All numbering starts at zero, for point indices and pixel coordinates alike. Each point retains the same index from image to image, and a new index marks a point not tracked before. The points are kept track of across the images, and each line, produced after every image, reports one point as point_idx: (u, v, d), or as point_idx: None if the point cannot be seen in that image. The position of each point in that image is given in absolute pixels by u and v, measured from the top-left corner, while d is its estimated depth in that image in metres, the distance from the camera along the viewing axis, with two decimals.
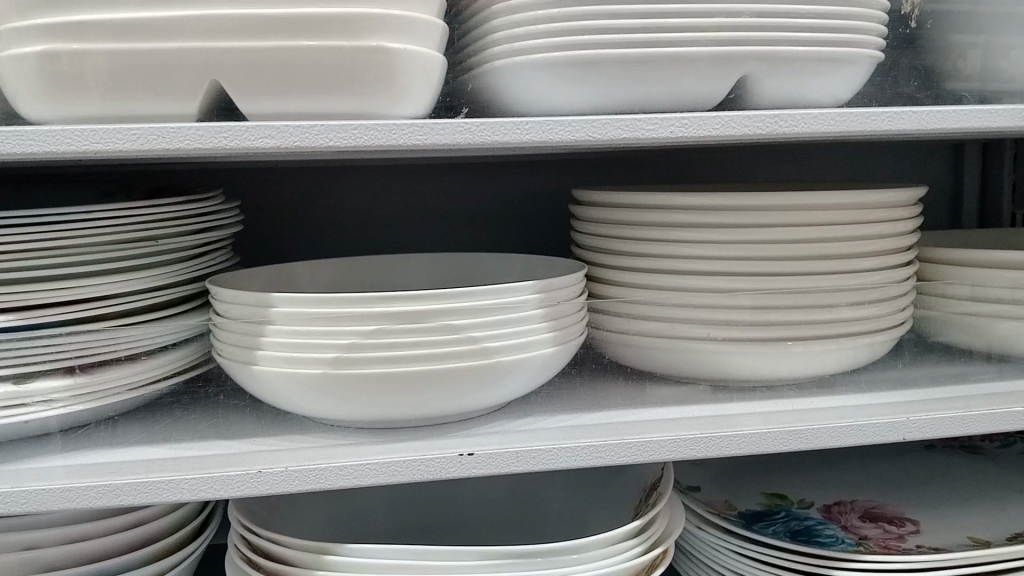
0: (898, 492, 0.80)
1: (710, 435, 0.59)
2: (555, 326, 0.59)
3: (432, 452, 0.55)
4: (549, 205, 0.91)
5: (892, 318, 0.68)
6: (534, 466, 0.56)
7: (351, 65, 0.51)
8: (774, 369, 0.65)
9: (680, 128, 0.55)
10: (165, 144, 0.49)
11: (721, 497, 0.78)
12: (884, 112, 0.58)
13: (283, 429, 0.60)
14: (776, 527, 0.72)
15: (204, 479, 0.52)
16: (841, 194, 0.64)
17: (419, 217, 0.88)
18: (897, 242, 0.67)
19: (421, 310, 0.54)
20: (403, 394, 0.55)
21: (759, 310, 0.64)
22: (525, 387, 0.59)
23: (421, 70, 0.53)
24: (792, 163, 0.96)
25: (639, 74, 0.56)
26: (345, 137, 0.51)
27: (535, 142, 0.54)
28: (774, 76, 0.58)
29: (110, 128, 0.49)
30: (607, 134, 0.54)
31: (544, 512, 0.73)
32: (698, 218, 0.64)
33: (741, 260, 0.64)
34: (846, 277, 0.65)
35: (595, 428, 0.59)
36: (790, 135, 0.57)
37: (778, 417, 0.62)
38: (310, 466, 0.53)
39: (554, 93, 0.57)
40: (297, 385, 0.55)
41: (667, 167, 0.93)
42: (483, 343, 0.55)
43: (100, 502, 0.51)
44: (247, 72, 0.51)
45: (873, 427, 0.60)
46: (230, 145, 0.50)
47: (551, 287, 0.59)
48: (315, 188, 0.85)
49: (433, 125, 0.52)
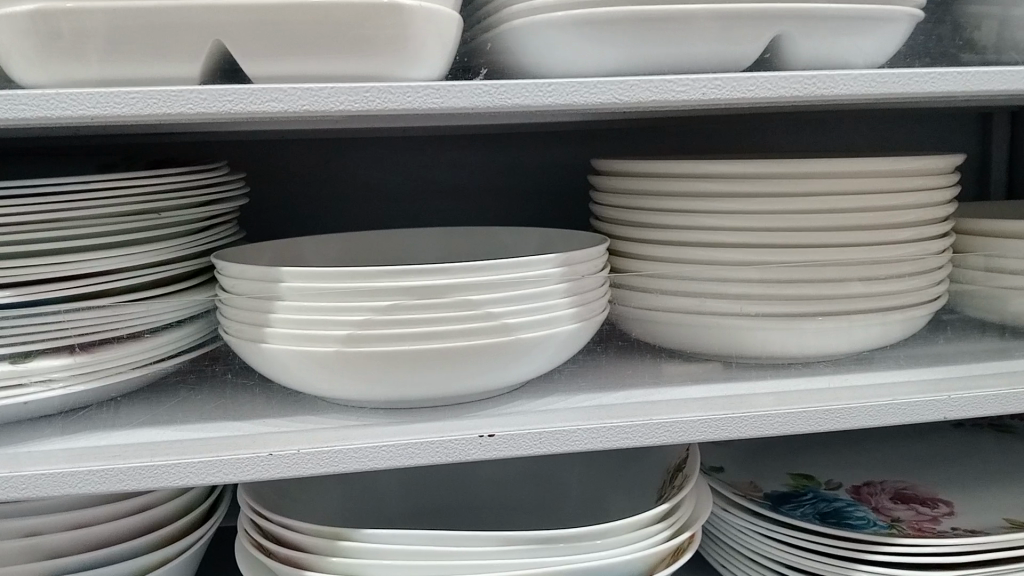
0: (928, 472, 0.77)
1: (742, 415, 0.56)
2: (577, 302, 0.56)
3: (450, 433, 0.52)
4: (565, 177, 0.88)
5: (929, 292, 0.65)
6: (557, 449, 0.53)
7: (361, 23, 0.48)
8: (805, 345, 0.62)
9: (713, 89, 0.52)
10: (165, 109, 0.47)
11: (745, 478, 0.75)
12: (926, 73, 0.55)
13: (294, 410, 0.57)
14: (804, 509, 0.69)
15: (212, 463, 0.50)
16: (876, 161, 0.61)
17: (430, 190, 0.85)
18: (934, 212, 0.64)
19: (438, 285, 0.51)
20: (420, 372, 0.52)
21: (789, 283, 0.61)
22: (546, 364, 0.57)
23: (436, 28, 0.50)
24: (816, 132, 0.93)
25: (666, 34, 0.53)
26: (357, 100, 0.48)
27: (558, 106, 0.51)
28: (811, 35, 0.55)
29: (107, 92, 0.46)
30: (635, 96, 0.51)
31: (563, 495, 0.71)
32: (726, 187, 0.60)
33: (771, 232, 0.61)
34: (881, 248, 0.62)
35: (620, 408, 0.56)
36: (827, 98, 0.54)
37: (812, 395, 0.59)
38: (323, 449, 0.51)
39: (577, 55, 0.54)
40: (306, 364, 0.53)
41: (686, 137, 0.89)
42: (502, 320, 0.52)
43: (103, 487, 0.49)
44: (251, 31, 0.48)
45: (912, 406, 0.58)
46: (236, 109, 0.47)
47: (572, 260, 0.56)
48: (323, 160, 0.82)
49: (450, 87, 0.49)
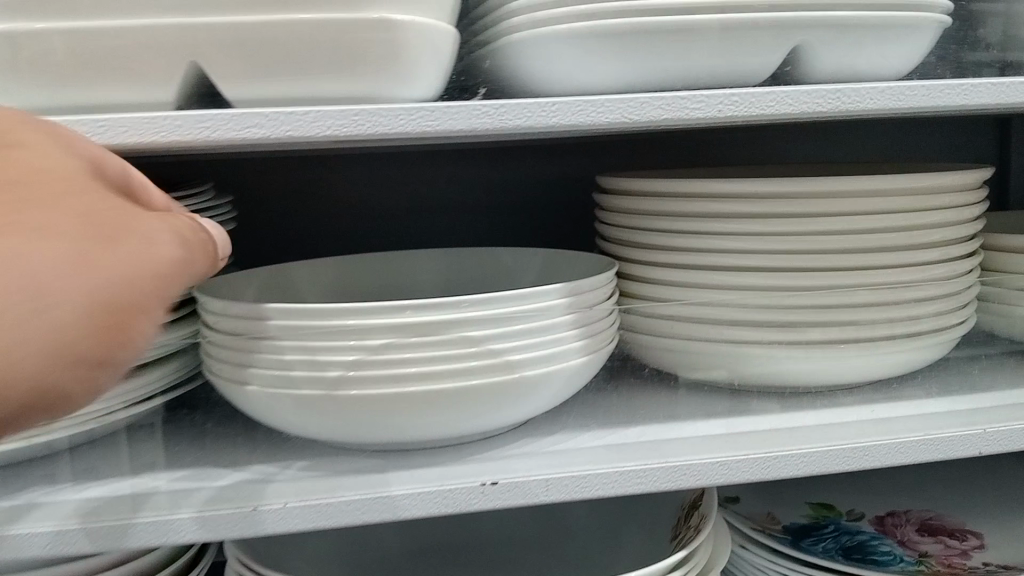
0: (954, 500, 0.73)
1: (763, 456, 0.52)
2: (586, 334, 0.52)
3: (451, 482, 0.48)
4: (568, 192, 0.84)
5: (958, 315, 0.61)
6: (565, 496, 0.49)
7: (349, 40, 0.44)
8: (827, 374, 0.58)
9: (730, 105, 0.48)
10: (137, 137, 0.43)
11: (763, 508, 0.71)
12: (958, 85, 0.51)
13: (283, 455, 0.53)
14: (826, 544, 0.66)
15: (191, 520, 0.47)
16: (902, 178, 0.57)
17: (428, 207, 0.81)
18: (963, 230, 0.60)
19: (435, 321, 0.47)
20: (418, 414, 0.49)
21: (810, 309, 0.57)
22: (552, 401, 0.53)
23: (432, 45, 0.46)
24: (829, 142, 0.89)
25: (679, 47, 0.49)
26: (346, 124, 0.44)
27: (562, 126, 0.47)
28: (836, 43, 0.51)
29: (73, 120, 0.42)
30: (647, 115, 0.47)
31: (571, 534, 0.66)
32: (743, 208, 0.56)
33: (791, 255, 0.57)
34: (908, 270, 0.58)
35: (633, 449, 0.53)
36: (852, 113, 0.51)
37: (837, 431, 0.55)
38: (313, 502, 0.47)
39: (582, 71, 0.50)
40: (295, 407, 0.49)
41: (694, 148, 0.86)
42: (505, 357, 0.49)
43: (73, 548, 0.46)
44: (230, 51, 0.44)
45: (944, 442, 0.54)
46: (213, 137, 0.43)
47: (580, 290, 0.52)
48: (314, 179, 0.79)
49: (446, 109, 0.45)
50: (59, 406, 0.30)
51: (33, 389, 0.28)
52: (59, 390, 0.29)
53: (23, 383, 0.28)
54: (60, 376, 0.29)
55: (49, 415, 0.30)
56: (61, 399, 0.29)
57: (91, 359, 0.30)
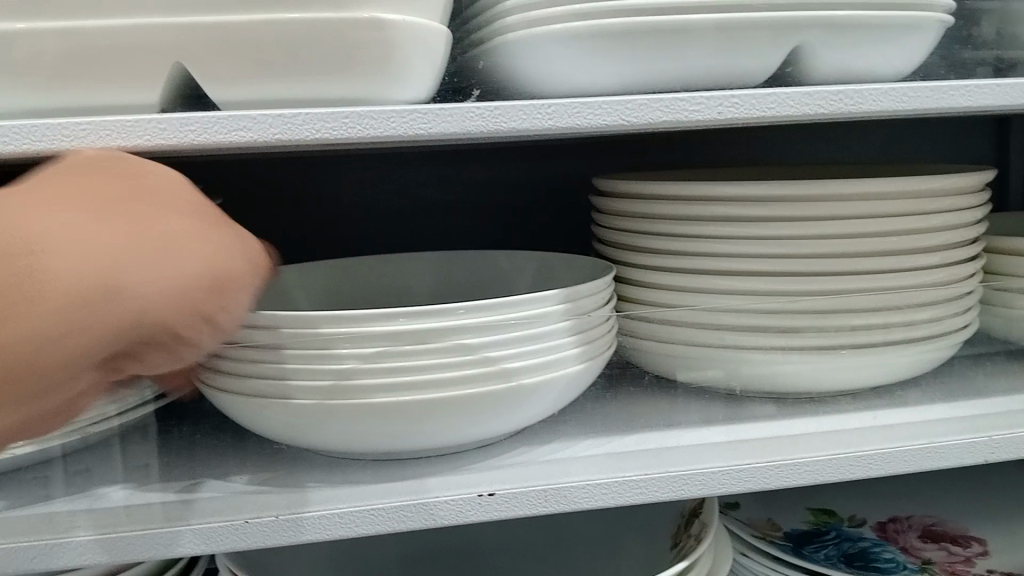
0: (956, 506, 0.73)
1: (765, 464, 0.51)
2: (583, 341, 0.51)
3: (447, 492, 0.47)
4: (564, 194, 0.83)
5: (960, 319, 0.60)
6: (563, 507, 0.48)
7: (339, 41, 0.43)
8: (828, 380, 0.58)
9: (730, 108, 0.47)
10: (120, 141, 0.42)
11: (762, 513, 0.70)
12: (962, 86, 0.50)
13: (275, 466, 0.52)
14: (827, 551, 0.65)
15: (181, 533, 0.45)
16: (905, 180, 0.56)
17: (422, 210, 0.80)
18: (966, 232, 0.59)
19: (429, 329, 0.46)
20: (412, 424, 0.47)
21: (812, 314, 0.56)
22: (549, 409, 0.52)
23: (425, 46, 0.45)
24: (828, 143, 0.88)
25: (676, 47, 0.48)
26: (336, 127, 0.43)
27: (558, 129, 0.46)
28: (837, 43, 0.50)
29: (54, 123, 0.41)
30: (645, 117, 0.46)
31: (569, 543, 0.65)
32: (743, 211, 0.55)
33: (792, 259, 0.56)
34: (911, 274, 0.57)
35: (632, 458, 0.52)
36: (854, 114, 0.49)
37: (840, 438, 0.54)
38: (305, 515, 0.46)
39: (578, 71, 0.49)
40: (286, 417, 0.48)
41: (691, 149, 0.85)
42: (501, 365, 0.48)
43: (59, 562, 0.45)
44: (215, 52, 0.43)
45: (949, 449, 0.53)
46: (199, 140, 0.42)
47: (577, 296, 0.51)
48: (306, 181, 0.77)
49: (439, 111, 0.44)
50: (180, 348, 0.37)
51: (158, 326, 0.35)
52: (186, 334, 0.36)
53: (160, 322, 0.34)
54: (178, 322, 0.35)
55: (176, 354, 0.37)
56: (184, 341, 0.36)
57: (212, 317, 0.36)
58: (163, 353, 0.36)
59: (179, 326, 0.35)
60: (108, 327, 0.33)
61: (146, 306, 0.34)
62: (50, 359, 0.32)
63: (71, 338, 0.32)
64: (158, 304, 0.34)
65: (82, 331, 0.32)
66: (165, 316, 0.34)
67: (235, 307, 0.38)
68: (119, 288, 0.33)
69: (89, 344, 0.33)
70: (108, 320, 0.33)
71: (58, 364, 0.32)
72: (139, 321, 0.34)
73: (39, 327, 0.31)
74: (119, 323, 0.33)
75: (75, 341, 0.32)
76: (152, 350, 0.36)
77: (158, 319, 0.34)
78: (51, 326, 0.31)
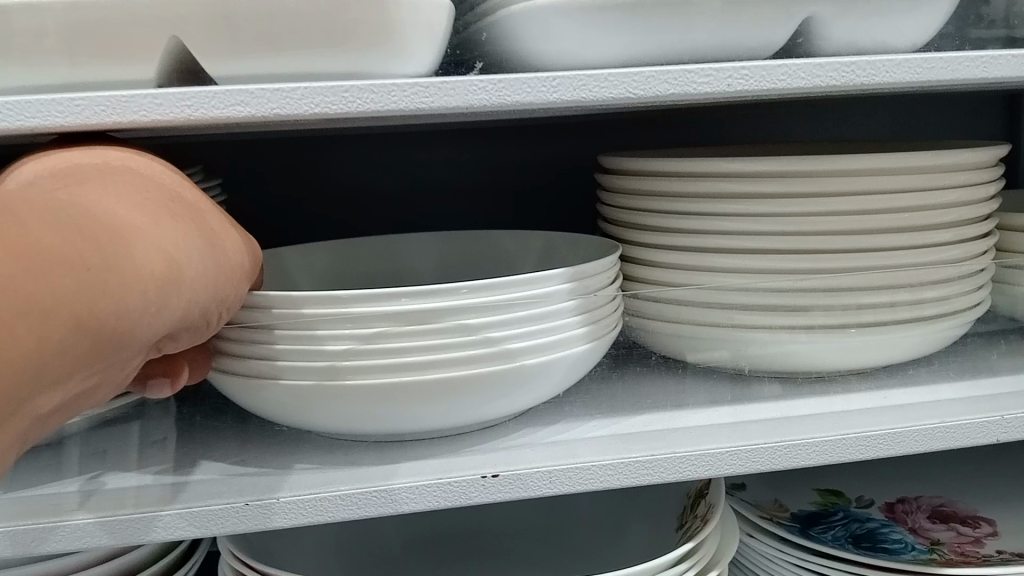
0: (965, 487, 0.72)
1: (774, 445, 0.50)
2: (589, 320, 0.50)
3: (451, 474, 0.47)
4: (567, 173, 0.82)
5: (972, 298, 0.59)
6: (569, 488, 0.48)
7: (337, 13, 0.42)
8: (837, 359, 0.57)
9: (740, 80, 0.46)
10: (114, 116, 0.41)
11: (770, 495, 0.70)
12: (977, 57, 0.49)
13: (276, 448, 0.52)
14: (835, 532, 0.64)
15: (182, 516, 0.45)
16: (918, 155, 0.54)
17: (424, 189, 0.79)
18: (979, 209, 0.58)
19: (433, 308, 0.45)
20: (415, 405, 0.47)
21: (822, 293, 0.55)
22: (554, 389, 0.51)
23: (425, 17, 0.44)
24: (837, 121, 0.87)
25: (684, 17, 0.47)
26: (335, 101, 0.42)
27: (564, 102, 0.45)
28: (848, 13, 0.49)
29: (47, 99, 0.40)
30: (652, 90, 0.45)
31: (575, 525, 0.65)
32: (752, 187, 0.54)
33: (801, 236, 0.55)
34: (923, 252, 0.56)
35: (639, 439, 0.51)
36: (867, 87, 0.48)
37: (850, 419, 0.53)
38: (307, 496, 0.45)
39: (583, 43, 0.48)
40: (288, 397, 0.47)
41: (697, 127, 0.83)
42: (505, 345, 0.47)
43: (60, 546, 0.44)
44: (210, 24, 0.42)
45: (961, 428, 0.52)
46: (195, 116, 0.41)
47: (584, 275, 0.50)
48: (307, 161, 0.76)
49: (441, 84, 0.43)
50: (202, 334, 0.40)
51: (201, 316, 0.38)
52: (215, 323, 0.40)
53: (208, 310, 0.39)
54: (211, 311, 0.39)
55: (195, 338, 0.40)
56: (210, 330, 0.41)
57: (232, 310, 0.41)
58: (186, 337, 0.39)
59: (215, 315, 0.40)
60: (181, 310, 0.36)
61: (205, 295, 0.38)
62: (141, 328, 0.34)
63: (161, 316, 0.35)
64: (211, 297, 0.38)
65: (172, 312, 0.36)
66: (212, 306, 0.39)
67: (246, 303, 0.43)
68: (193, 275, 0.37)
69: (166, 323, 0.36)
70: (185, 306, 0.37)
71: (140, 335, 0.35)
72: (197, 309, 0.37)
73: (149, 298, 0.34)
74: (190, 308, 0.37)
75: (163, 318, 0.35)
76: (185, 333, 0.39)
77: (204, 308, 0.38)
78: (156, 300, 0.34)
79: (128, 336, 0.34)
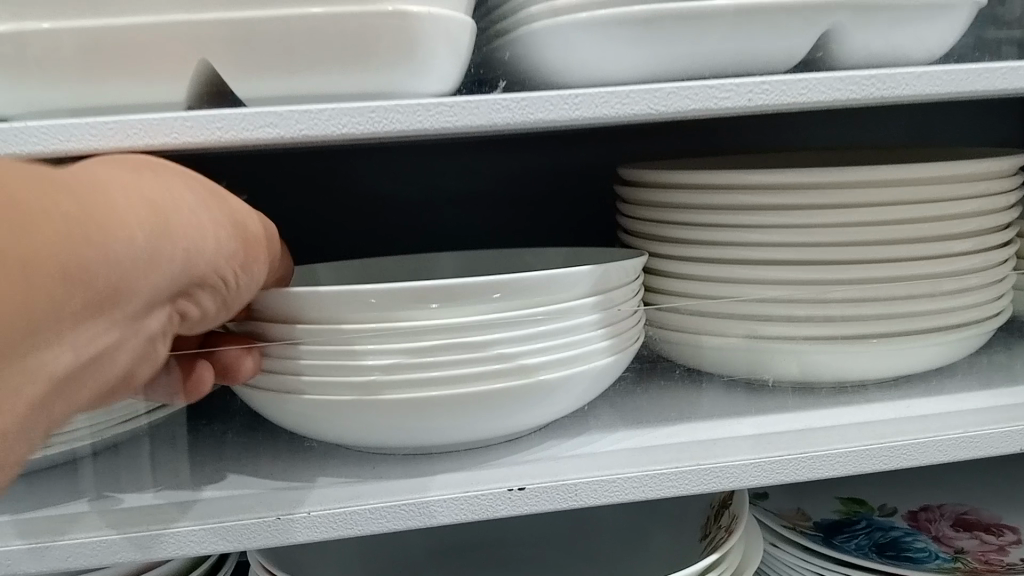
0: (989, 495, 0.72)
1: (797, 456, 0.51)
2: (611, 333, 0.51)
3: (477, 487, 0.47)
4: (585, 184, 0.82)
5: (993, 306, 0.59)
6: (593, 501, 0.48)
7: (365, 35, 0.43)
8: (859, 369, 0.57)
9: (760, 94, 0.47)
10: (147, 139, 0.41)
11: (792, 504, 0.70)
12: (996, 68, 0.49)
13: (304, 463, 0.52)
14: (858, 541, 0.64)
15: (215, 531, 0.46)
16: (939, 165, 0.54)
17: (442, 200, 0.80)
18: (1000, 218, 0.58)
19: (459, 324, 0.46)
20: (441, 420, 0.47)
21: (842, 304, 0.55)
22: (578, 402, 0.52)
23: (449, 37, 0.44)
24: (854, 128, 0.87)
25: (704, 33, 0.47)
26: (362, 122, 0.43)
27: (586, 119, 0.45)
28: (867, 26, 0.49)
29: (81, 122, 0.41)
30: (674, 106, 0.46)
31: (596, 535, 0.65)
32: (772, 199, 0.55)
33: (822, 248, 0.55)
34: (945, 261, 0.56)
35: (662, 450, 0.51)
36: (886, 99, 0.49)
37: (873, 428, 0.53)
38: (336, 510, 0.46)
39: (603, 60, 0.48)
40: (318, 412, 0.48)
41: (713, 136, 0.84)
42: (530, 358, 0.47)
43: (94, 561, 0.45)
44: (239, 48, 0.43)
45: (985, 439, 0.52)
46: (225, 137, 0.42)
47: (607, 288, 0.50)
48: (327, 174, 0.77)
49: (465, 103, 0.44)
50: (219, 294, 0.40)
51: (213, 271, 0.38)
52: (228, 280, 0.39)
53: (217, 264, 0.38)
54: (225, 268, 0.39)
55: (213, 300, 0.40)
56: (224, 287, 0.40)
57: (246, 267, 0.40)
58: (198, 292, 0.39)
59: (227, 271, 0.39)
60: (183, 264, 0.36)
61: (207, 247, 0.37)
62: (141, 284, 0.34)
63: (166, 267, 0.35)
64: (214, 249, 0.37)
65: (176, 263, 0.35)
66: (219, 262, 0.38)
67: (260, 261, 0.42)
68: (188, 227, 0.36)
69: (171, 275, 0.35)
70: (192, 258, 0.36)
71: (145, 290, 0.34)
72: (205, 263, 0.37)
73: (150, 250, 0.33)
74: (194, 262, 0.36)
75: (166, 269, 0.35)
76: (195, 288, 0.38)
77: (215, 262, 0.38)
78: (157, 252, 0.34)
79: (133, 287, 0.33)
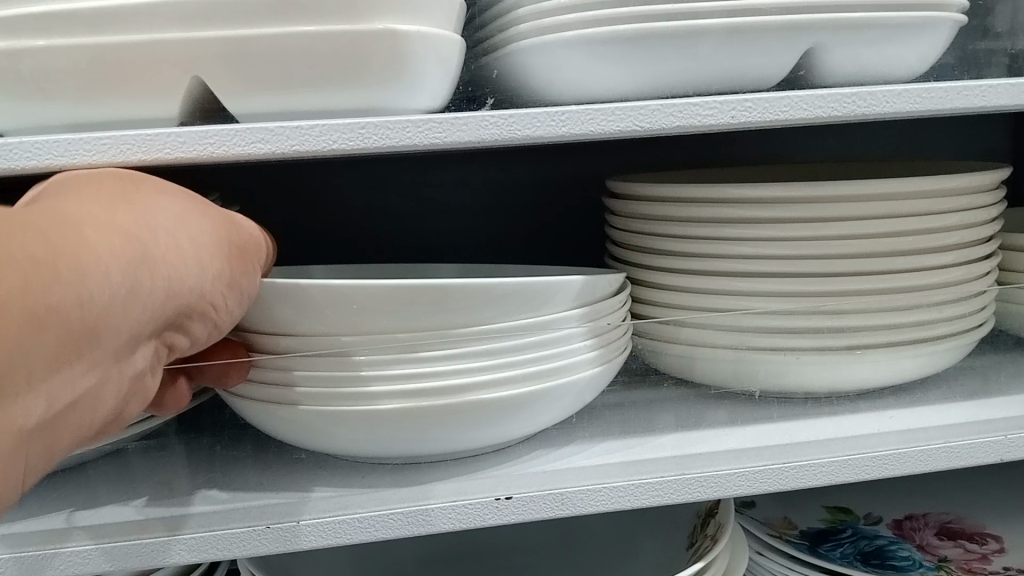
0: (974, 504, 0.72)
1: (781, 466, 0.52)
2: (598, 344, 0.52)
3: (466, 496, 0.48)
4: (576, 194, 0.83)
5: (975, 318, 0.60)
6: (579, 510, 0.49)
7: (355, 53, 0.43)
8: (843, 380, 0.58)
9: (743, 112, 0.47)
10: (140, 154, 0.42)
11: (779, 512, 0.71)
12: (974, 86, 0.50)
13: (296, 472, 0.53)
14: (843, 549, 0.65)
15: (209, 539, 0.47)
16: (921, 180, 0.55)
17: (435, 210, 0.81)
18: (983, 230, 0.59)
19: (448, 336, 0.47)
20: (430, 430, 0.48)
21: (826, 316, 0.56)
22: (566, 412, 0.52)
23: (439, 56, 0.45)
24: (843, 140, 0.88)
25: (688, 51, 0.48)
26: (352, 138, 0.44)
27: (572, 135, 0.46)
28: (849, 44, 0.50)
29: (76, 137, 0.42)
30: (658, 123, 0.47)
31: (585, 543, 0.66)
32: (756, 212, 0.55)
33: (806, 261, 0.56)
34: (928, 274, 0.57)
35: (648, 459, 0.52)
36: (867, 116, 0.49)
37: (855, 438, 0.54)
38: (328, 518, 0.47)
39: (590, 76, 0.49)
40: (309, 422, 0.48)
41: (703, 148, 0.85)
42: (517, 370, 0.48)
43: (88, 568, 0.46)
44: (232, 65, 0.44)
45: (964, 448, 0.53)
46: (217, 153, 0.43)
47: (594, 301, 0.51)
48: (320, 184, 0.79)
49: (454, 120, 0.45)
50: (209, 318, 0.41)
51: (201, 295, 0.39)
52: (217, 302, 0.40)
53: (203, 287, 0.39)
54: (213, 291, 0.39)
55: (204, 325, 0.41)
56: (213, 310, 0.40)
57: (235, 285, 0.41)
58: (188, 319, 0.39)
59: (215, 294, 0.40)
60: (167, 289, 0.36)
61: (191, 270, 0.37)
62: (124, 314, 0.34)
63: (148, 294, 0.35)
64: (199, 272, 0.38)
65: (159, 288, 0.36)
66: (205, 284, 0.39)
67: (250, 279, 0.42)
68: (167, 251, 0.36)
69: (156, 301, 0.36)
70: (175, 282, 0.37)
71: (131, 319, 0.35)
72: (189, 287, 0.38)
73: (128, 278, 0.34)
74: (178, 288, 0.37)
75: (149, 296, 0.35)
76: (183, 317, 0.39)
77: (201, 285, 0.38)
78: (136, 280, 0.34)
79: (117, 317, 0.34)
